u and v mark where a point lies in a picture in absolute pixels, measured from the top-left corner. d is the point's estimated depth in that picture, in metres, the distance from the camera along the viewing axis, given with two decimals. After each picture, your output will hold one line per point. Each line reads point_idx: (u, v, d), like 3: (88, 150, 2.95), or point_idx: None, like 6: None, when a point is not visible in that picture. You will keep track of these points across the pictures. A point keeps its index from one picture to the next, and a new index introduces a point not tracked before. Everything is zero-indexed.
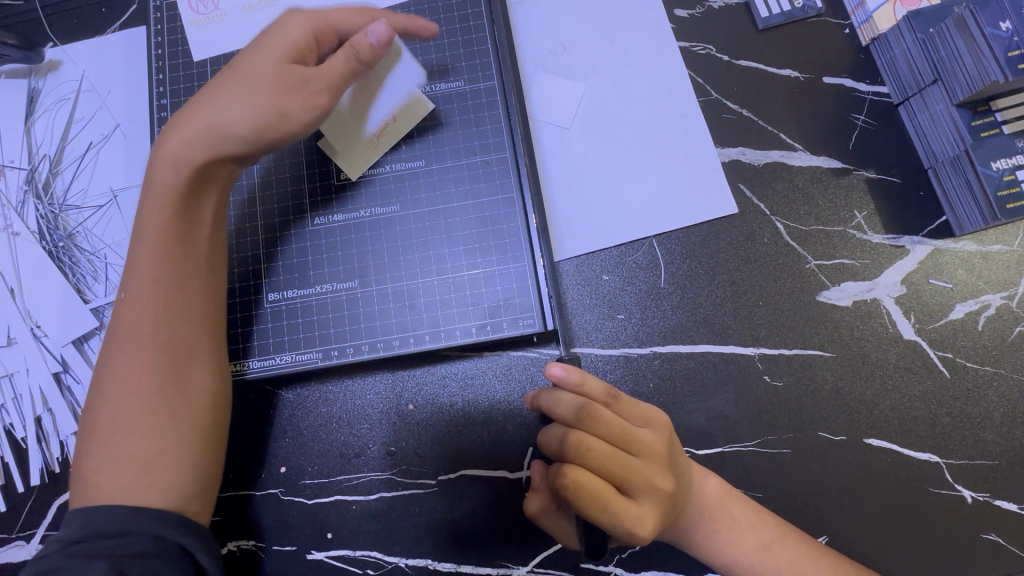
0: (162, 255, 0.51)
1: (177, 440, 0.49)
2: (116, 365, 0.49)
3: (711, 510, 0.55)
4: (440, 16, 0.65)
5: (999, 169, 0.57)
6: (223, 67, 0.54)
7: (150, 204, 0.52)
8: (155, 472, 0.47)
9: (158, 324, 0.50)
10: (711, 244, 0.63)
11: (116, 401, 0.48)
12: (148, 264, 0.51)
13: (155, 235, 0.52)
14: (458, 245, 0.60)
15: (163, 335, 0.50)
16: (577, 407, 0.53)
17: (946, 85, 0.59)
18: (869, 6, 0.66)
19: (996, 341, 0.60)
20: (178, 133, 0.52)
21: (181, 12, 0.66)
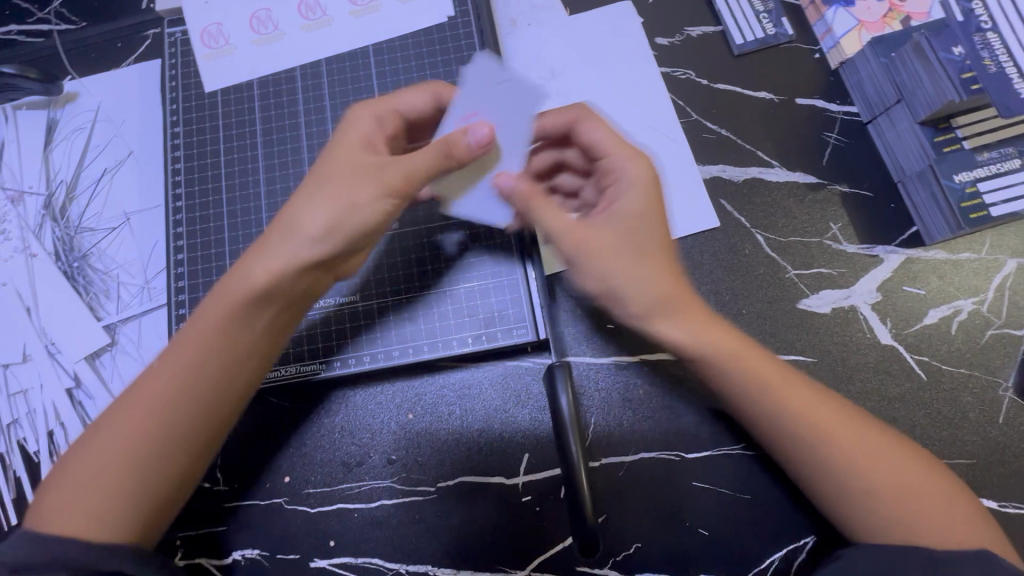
0: (243, 303, 0.52)
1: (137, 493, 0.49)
2: (103, 428, 0.51)
3: (813, 417, 0.51)
4: (435, 45, 0.70)
5: (961, 182, 0.61)
6: (314, 191, 0.53)
7: (255, 253, 0.53)
8: (112, 505, 0.49)
9: (184, 390, 0.51)
10: (694, 257, 0.67)
11: (104, 444, 0.50)
12: (175, 359, 0.52)
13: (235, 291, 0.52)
14: (455, 260, 0.63)
15: (178, 403, 0.51)
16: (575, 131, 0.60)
17: (908, 105, 0.63)
18: (836, 32, 0.70)
19: (969, 345, 0.63)
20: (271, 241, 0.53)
21: (194, 47, 0.71)
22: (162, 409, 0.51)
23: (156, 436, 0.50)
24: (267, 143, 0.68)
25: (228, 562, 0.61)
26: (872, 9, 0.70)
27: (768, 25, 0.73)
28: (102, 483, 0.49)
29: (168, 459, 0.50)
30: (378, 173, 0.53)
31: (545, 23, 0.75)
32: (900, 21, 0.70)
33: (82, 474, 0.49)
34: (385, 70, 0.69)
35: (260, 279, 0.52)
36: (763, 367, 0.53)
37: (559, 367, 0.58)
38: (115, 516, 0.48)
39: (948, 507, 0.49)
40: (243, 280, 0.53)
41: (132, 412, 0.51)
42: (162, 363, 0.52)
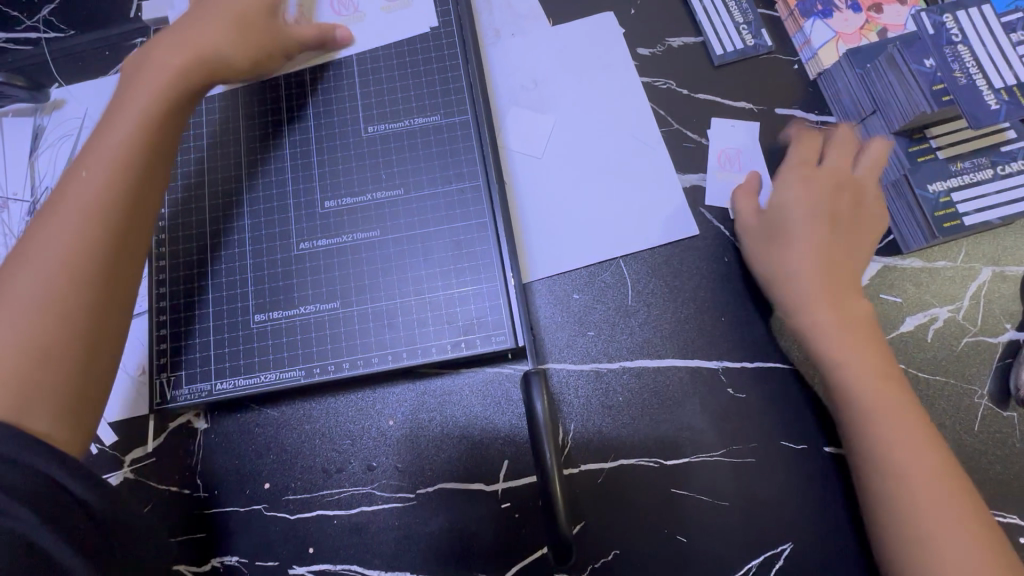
0: (124, 160, 0.55)
1: (58, 366, 0.49)
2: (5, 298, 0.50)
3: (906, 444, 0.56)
4: (418, 53, 0.71)
5: (935, 192, 0.62)
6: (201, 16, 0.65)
7: (115, 122, 0.57)
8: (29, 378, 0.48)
9: (74, 250, 0.52)
10: (674, 265, 0.67)
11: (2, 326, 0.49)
12: (91, 179, 0.54)
13: (107, 152, 0.55)
14: (435, 266, 0.64)
15: (77, 262, 0.52)
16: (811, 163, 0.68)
17: (884, 114, 0.64)
18: (815, 44, 0.71)
19: (945, 353, 0.63)
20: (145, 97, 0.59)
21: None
22: (54, 268, 0.51)
23: (53, 295, 0.50)
24: (249, 149, 0.68)
25: (207, 569, 0.61)
26: (849, 22, 0.71)
27: (748, 36, 0.74)
28: (18, 348, 0.49)
29: (70, 312, 0.50)
30: (219, 60, 0.63)
31: (751, 148, 0.71)
32: (876, 33, 0.71)
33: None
34: (367, 76, 0.70)
35: (124, 139, 0.56)
36: (853, 347, 0.60)
37: (534, 374, 0.59)
38: (47, 397, 0.49)
39: (979, 540, 0.53)
40: (110, 143, 0.56)
41: (18, 275, 0.51)
42: (47, 227, 0.52)
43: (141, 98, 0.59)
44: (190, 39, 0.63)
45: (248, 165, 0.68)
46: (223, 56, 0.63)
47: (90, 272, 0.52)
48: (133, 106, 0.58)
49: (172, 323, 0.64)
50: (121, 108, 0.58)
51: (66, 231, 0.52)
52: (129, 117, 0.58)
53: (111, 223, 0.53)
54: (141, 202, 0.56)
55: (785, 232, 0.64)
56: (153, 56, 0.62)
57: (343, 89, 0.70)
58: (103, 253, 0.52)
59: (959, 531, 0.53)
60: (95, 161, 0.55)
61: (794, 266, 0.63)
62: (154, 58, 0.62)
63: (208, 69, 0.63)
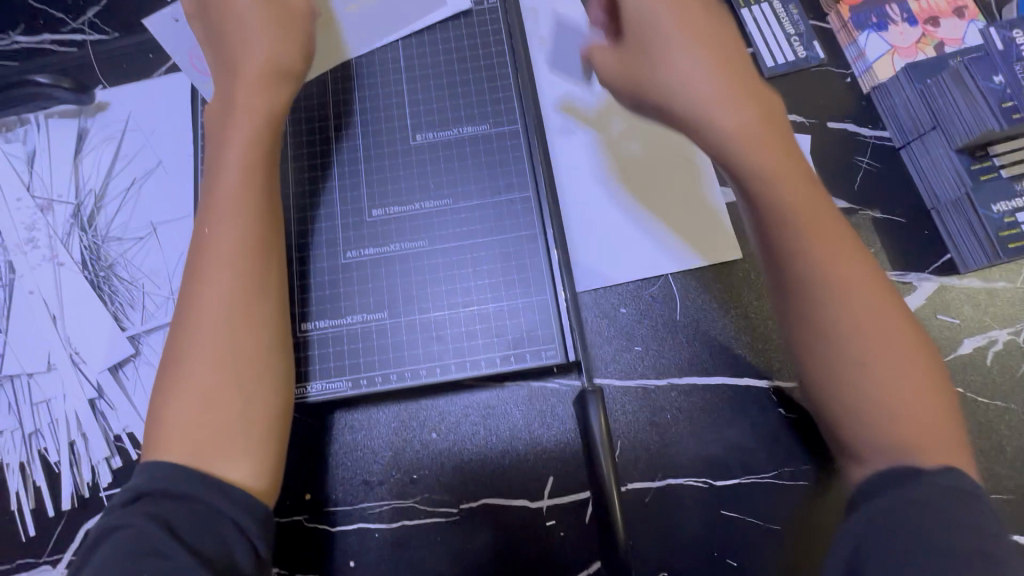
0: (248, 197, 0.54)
1: (250, 421, 0.49)
2: (186, 367, 0.49)
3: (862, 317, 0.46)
4: (466, 59, 0.70)
5: (999, 211, 0.60)
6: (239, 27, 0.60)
7: (224, 161, 0.56)
8: (233, 444, 0.48)
9: (231, 300, 0.51)
10: (723, 280, 0.66)
11: (189, 390, 0.49)
12: (226, 230, 0.53)
13: (230, 194, 0.54)
14: (482, 278, 0.63)
15: (236, 313, 0.51)
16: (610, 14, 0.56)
17: (944, 131, 0.63)
18: (869, 57, 0.70)
19: (1006, 376, 0.62)
20: (237, 144, 0.56)
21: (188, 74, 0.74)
22: (215, 320, 0.50)
23: (224, 341, 0.50)
24: (294, 153, 0.67)
25: None
26: (904, 35, 0.70)
27: (799, 48, 0.73)
28: (203, 402, 0.48)
29: (241, 352, 0.50)
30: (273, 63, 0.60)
31: (802, 160, 0.69)
32: (933, 46, 0.70)
33: (180, 421, 0.48)
34: (414, 81, 0.69)
35: (241, 178, 0.55)
36: (789, 188, 0.48)
37: (590, 392, 0.58)
38: (236, 441, 0.48)
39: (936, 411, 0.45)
40: (230, 185, 0.55)
41: (185, 335, 0.50)
42: (200, 286, 0.51)
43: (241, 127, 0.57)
44: (244, 50, 0.59)
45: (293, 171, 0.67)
46: (284, 60, 0.61)
47: (242, 309, 0.51)
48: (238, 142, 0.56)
49: None
50: (224, 148, 0.56)
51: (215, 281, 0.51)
52: (237, 152, 0.56)
53: (254, 261, 0.53)
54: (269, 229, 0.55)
55: (665, 38, 0.52)
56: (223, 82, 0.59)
57: (390, 96, 0.69)
58: (254, 293, 0.52)
59: (912, 393, 0.44)
60: (214, 216, 0.54)
61: (672, 75, 0.51)
62: (229, 87, 0.59)
63: (280, 76, 0.60)
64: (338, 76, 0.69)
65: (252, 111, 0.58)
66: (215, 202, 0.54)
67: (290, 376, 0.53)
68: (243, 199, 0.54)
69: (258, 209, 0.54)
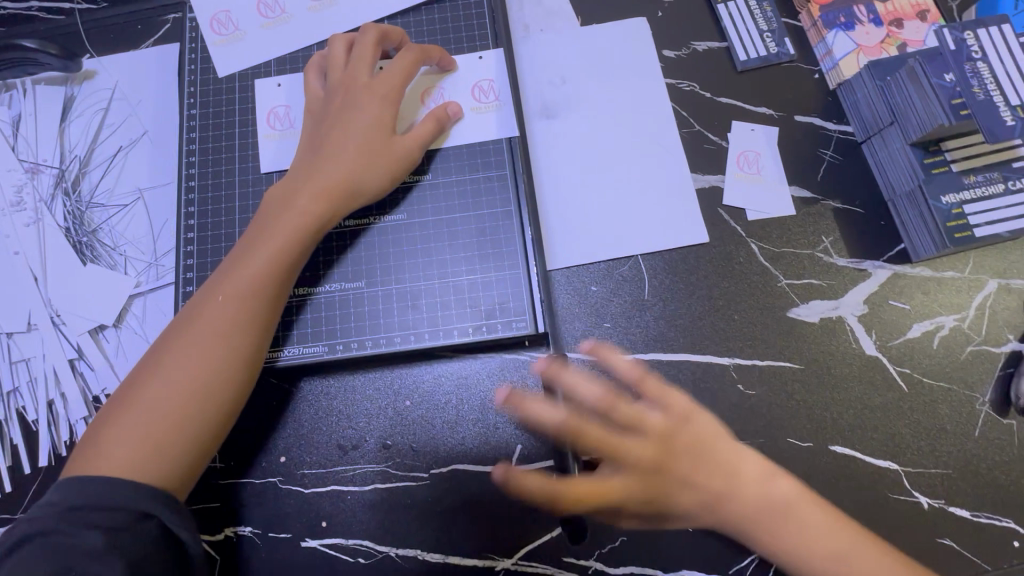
0: (252, 287, 0.57)
1: (188, 429, 0.54)
2: (160, 363, 0.55)
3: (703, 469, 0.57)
4: (449, 41, 0.72)
5: (948, 203, 0.64)
6: (364, 100, 0.64)
7: (257, 247, 0.59)
8: (161, 449, 0.52)
9: (227, 312, 0.56)
10: (690, 262, 0.69)
11: (152, 385, 0.54)
12: (260, 249, 0.59)
13: (243, 278, 0.57)
14: (458, 252, 0.65)
15: (219, 327, 0.56)
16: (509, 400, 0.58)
17: (901, 126, 0.66)
18: (836, 54, 0.73)
19: (949, 359, 0.65)
20: (304, 172, 0.62)
21: (257, 126, 0.69)
22: (204, 327, 0.56)
23: (195, 351, 0.55)
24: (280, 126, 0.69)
25: (221, 538, 0.62)
26: (870, 35, 0.73)
27: (771, 44, 0.76)
28: (127, 443, 0.52)
29: (178, 425, 0.53)
30: (392, 145, 0.63)
31: (769, 151, 0.72)
32: (897, 47, 0.73)
33: (137, 412, 0.53)
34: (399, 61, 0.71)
35: (286, 195, 0.61)
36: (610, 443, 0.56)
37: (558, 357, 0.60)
38: (170, 448, 0.53)
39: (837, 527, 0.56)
40: (251, 269, 0.58)
41: (150, 372, 0.54)
42: (213, 293, 0.57)
43: (284, 228, 0.59)
44: (340, 157, 0.62)
45: (279, 144, 0.69)
46: (364, 182, 0.62)
47: (194, 390, 0.54)
48: (276, 238, 0.59)
49: None
50: (265, 235, 0.59)
51: (189, 346, 0.55)
52: (271, 247, 0.59)
53: (226, 349, 0.55)
54: (254, 334, 0.57)
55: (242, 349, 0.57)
56: (301, 174, 0.62)
57: None
58: (210, 378, 0.54)
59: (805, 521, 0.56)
60: (260, 233, 0.60)
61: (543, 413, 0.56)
62: (320, 124, 0.65)
63: (349, 201, 0.62)
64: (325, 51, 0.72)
65: (343, 163, 0.62)
66: (263, 218, 0.61)
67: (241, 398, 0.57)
68: (278, 223, 0.60)
69: (286, 233, 0.59)
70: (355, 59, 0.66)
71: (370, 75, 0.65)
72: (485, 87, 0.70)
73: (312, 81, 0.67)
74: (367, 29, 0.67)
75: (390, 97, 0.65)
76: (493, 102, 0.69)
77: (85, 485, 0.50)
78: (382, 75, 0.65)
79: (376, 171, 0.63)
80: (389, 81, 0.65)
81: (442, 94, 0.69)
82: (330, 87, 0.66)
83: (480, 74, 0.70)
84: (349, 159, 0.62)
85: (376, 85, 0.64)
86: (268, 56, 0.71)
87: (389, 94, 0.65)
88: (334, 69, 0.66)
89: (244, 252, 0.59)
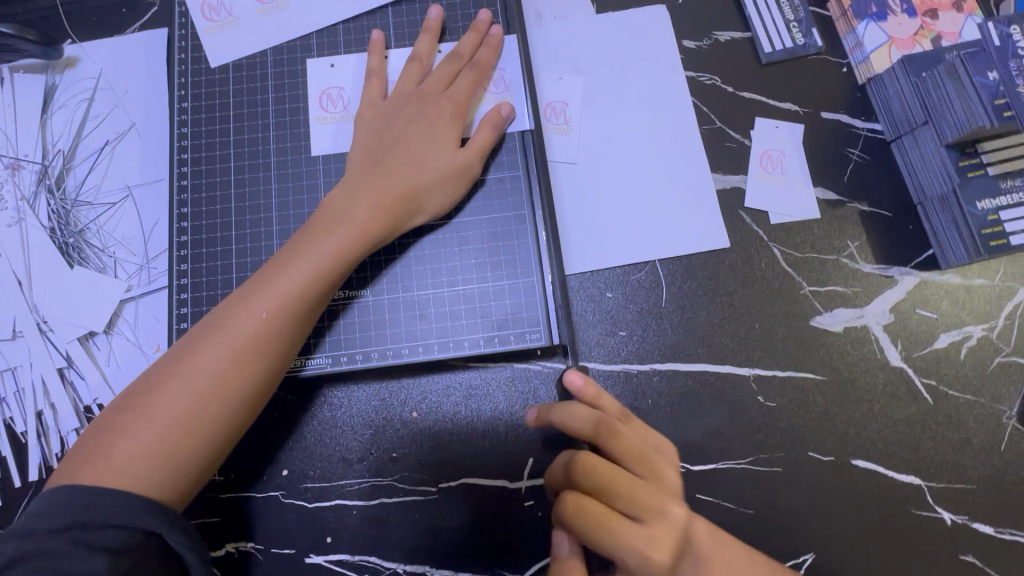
0: (292, 301, 0.53)
1: (206, 440, 0.50)
2: (190, 360, 0.51)
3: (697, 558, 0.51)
4: (458, 27, 0.67)
5: (983, 209, 0.61)
6: (426, 112, 0.61)
7: (300, 259, 0.54)
8: (176, 457, 0.49)
9: (266, 320, 0.52)
10: (710, 268, 0.66)
11: (179, 384, 0.50)
12: (307, 259, 0.54)
13: (282, 291, 0.53)
14: (469, 258, 0.62)
15: (256, 335, 0.52)
16: (592, 420, 0.54)
17: (936, 126, 0.63)
18: (866, 47, 0.69)
19: (977, 371, 0.63)
20: (359, 180, 0.58)
21: (309, 109, 0.65)
22: (239, 332, 0.52)
23: (226, 356, 0.51)
24: (278, 120, 0.65)
25: (221, 554, 0.60)
26: (903, 26, 0.69)
27: (798, 35, 0.72)
28: (142, 442, 0.48)
29: (199, 438, 0.50)
30: (450, 155, 0.60)
31: (794, 149, 0.69)
32: (930, 40, 0.69)
33: (160, 410, 0.49)
34: (403, 49, 0.67)
35: (338, 205, 0.57)
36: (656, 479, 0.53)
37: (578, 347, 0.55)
38: (185, 458, 0.49)
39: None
40: (291, 281, 0.53)
41: (171, 377, 0.50)
42: (256, 296, 0.53)
43: (332, 243, 0.55)
44: (403, 170, 0.58)
45: (277, 141, 0.65)
46: (425, 198, 0.59)
47: (218, 404, 0.50)
48: (321, 250, 0.55)
49: (192, 302, 0.61)
50: (308, 247, 0.55)
51: (218, 355, 0.51)
52: (320, 257, 0.54)
53: (260, 367, 0.52)
54: (288, 352, 0.53)
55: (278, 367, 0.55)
56: (359, 185, 0.58)
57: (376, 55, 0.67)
58: (239, 394, 0.51)
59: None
60: (309, 238, 0.56)
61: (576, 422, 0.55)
62: (379, 129, 0.61)
63: (406, 217, 0.58)
64: (325, 39, 0.67)
65: (402, 175, 0.58)
66: (313, 223, 0.57)
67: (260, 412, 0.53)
68: (328, 230, 0.56)
69: (338, 244, 0.55)
70: (416, 76, 0.63)
71: (434, 82, 0.62)
72: (558, 110, 0.69)
73: (370, 84, 0.64)
74: (425, 37, 0.65)
75: (453, 105, 0.61)
76: (564, 125, 0.69)
77: (83, 498, 0.45)
78: (446, 81, 0.63)
79: (436, 183, 0.59)
80: (454, 89, 0.62)
81: (503, 77, 0.64)
82: (395, 96, 0.62)
83: (509, 63, 0.65)
84: (409, 173, 0.58)
85: (440, 95, 0.62)
86: (265, 43, 0.67)
87: (453, 99, 0.62)
88: (402, 81, 0.63)
89: (284, 259, 0.55)
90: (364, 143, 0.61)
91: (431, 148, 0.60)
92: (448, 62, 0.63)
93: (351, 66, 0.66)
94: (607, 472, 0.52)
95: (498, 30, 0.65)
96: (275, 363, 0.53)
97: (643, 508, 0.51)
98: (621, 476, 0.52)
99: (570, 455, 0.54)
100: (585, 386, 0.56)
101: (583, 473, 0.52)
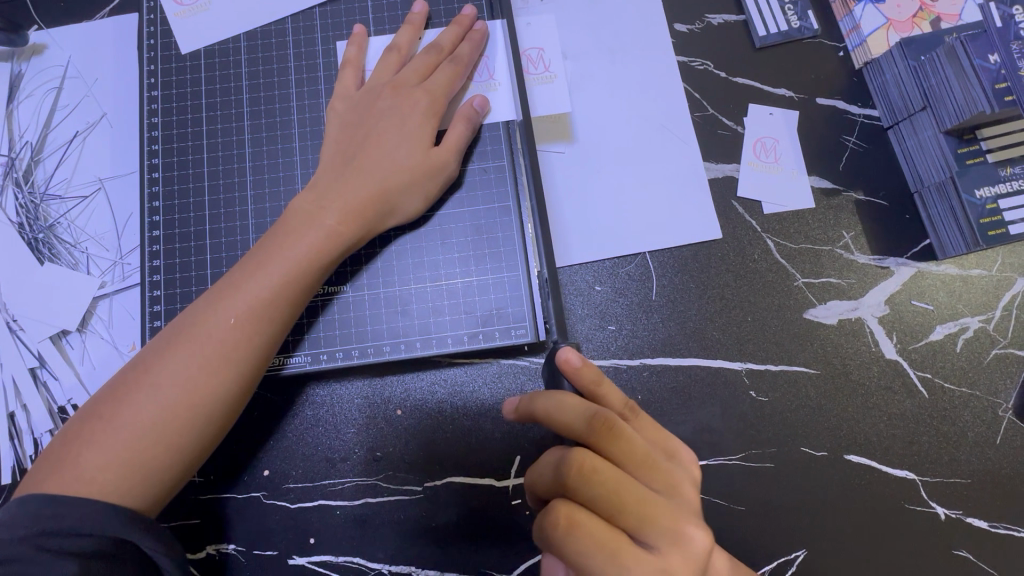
0: (264, 305, 0.51)
1: (177, 447, 0.48)
2: (160, 366, 0.49)
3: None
4: (440, 12, 0.64)
5: (982, 198, 0.59)
6: (400, 107, 0.58)
7: (272, 260, 0.52)
8: (145, 466, 0.47)
9: (237, 323, 0.50)
10: (701, 260, 0.64)
11: (149, 390, 0.48)
12: (278, 260, 0.52)
13: (254, 294, 0.51)
14: (452, 252, 0.60)
15: (228, 340, 0.50)
16: (588, 415, 0.45)
17: (935, 112, 0.61)
18: (863, 30, 0.67)
19: (973, 363, 0.62)
20: (333, 179, 0.56)
21: (284, 98, 0.63)
22: (210, 335, 0.50)
23: (197, 361, 0.49)
24: (253, 109, 0.62)
25: (202, 556, 0.58)
26: (900, 9, 0.67)
27: (793, 18, 0.70)
28: (110, 452, 0.47)
29: (169, 449, 0.48)
30: (423, 153, 0.57)
31: (788, 137, 0.67)
32: (929, 22, 0.67)
33: (128, 417, 0.48)
34: (382, 34, 0.64)
35: (311, 205, 0.55)
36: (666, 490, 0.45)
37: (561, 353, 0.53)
38: (156, 466, 0.47)
39: None
40: (262, 283, 0.52)
41: (141, 383, 0.49)
42: (227, 299, 0.51)
43: (305, 245, 0.53)
44: (373, 170, 0.56)
45: (252, 131, 0.62)
46: (397, 200, 0.57)
47: (189, 410, 0.48)
48: (294, 252, 0.53)
49: (166, 299, 0.59)
50: (281, 247, 0.53)
51: (187, 362, 0.49)
52: (292, 258, 0.53)
53: (231, 373, 0.50)
54: (261, 356, 0.52)
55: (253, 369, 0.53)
56: (330, 183, 0.56)
57: None
58: (210, 399, 0.49)
59: None
60: (281, 238, 0.53)
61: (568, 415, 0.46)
62: (353, 125, 0.59)
63: (380, 218, 0.56)
64: (301, 23, 0.64)
65: (374, 175, 0.56)
66: (284, 223, 0.54)
67: (235, 417, 0.52)
68: (300, 230, 0.54)
69: (310, 247, 0.53)
70: (387, 64, 0.61)
71: (410, 75, 0.59)
72: (534, 58, 0.65)
73: (344, 76, 0.61)
74: (406, 29, 0.62)
75: (429, 100, 0.59)
76: (545, 73, 0.64)
77: (57, 505, 0.44)
78: (425, 75, 0.60)
79: (410, 183, 0.57)
80: (432, 83, 0.59)
81: (487, 64, 0.62)
82: (369, 87, 0.60)
83: (493, 48, 0.62)
84: (383, 173, 0.56)
85: (416, 88, 0.59)
86: (237, 28, 0.64)
87: (429, 93, 0.59)
88: (379, 72, 0.60)
89: (256, 262, 0.53)
90: (338, 141, 0.59)
91: (403, 145, 0.57)
92: (427, 53, 0.60)
93: (328, 54, 0.64)
94: (609, 488, 0.43)
95: (482, 25, 0.62)
96: (247, 367, 0.51)
97: (653, 531, 0.42)
98: (627, 487, 0.43)
99: (562, 457, 0.45)
100: (584, 369, 0.48)
101: (580, 480, 0.43)
